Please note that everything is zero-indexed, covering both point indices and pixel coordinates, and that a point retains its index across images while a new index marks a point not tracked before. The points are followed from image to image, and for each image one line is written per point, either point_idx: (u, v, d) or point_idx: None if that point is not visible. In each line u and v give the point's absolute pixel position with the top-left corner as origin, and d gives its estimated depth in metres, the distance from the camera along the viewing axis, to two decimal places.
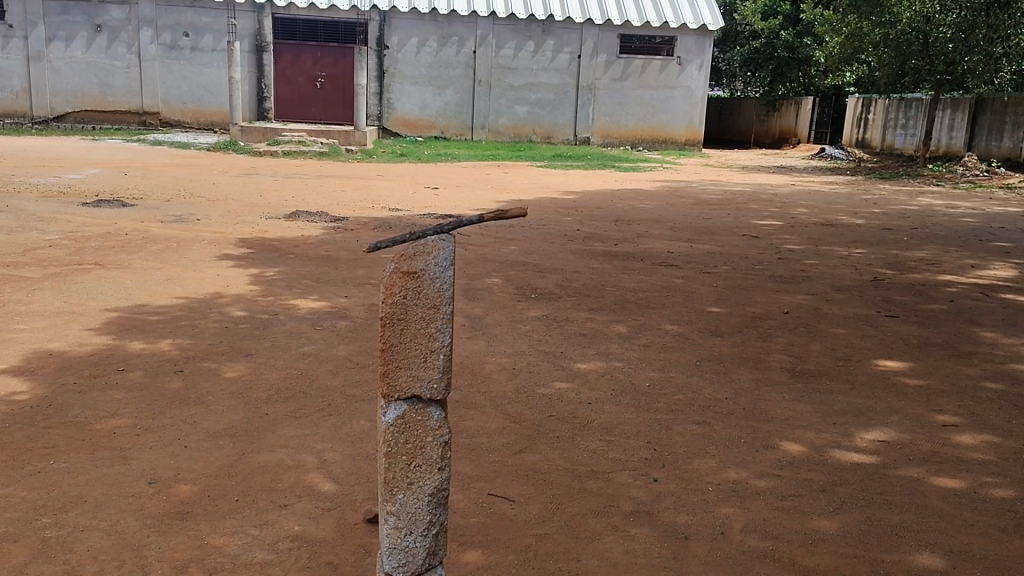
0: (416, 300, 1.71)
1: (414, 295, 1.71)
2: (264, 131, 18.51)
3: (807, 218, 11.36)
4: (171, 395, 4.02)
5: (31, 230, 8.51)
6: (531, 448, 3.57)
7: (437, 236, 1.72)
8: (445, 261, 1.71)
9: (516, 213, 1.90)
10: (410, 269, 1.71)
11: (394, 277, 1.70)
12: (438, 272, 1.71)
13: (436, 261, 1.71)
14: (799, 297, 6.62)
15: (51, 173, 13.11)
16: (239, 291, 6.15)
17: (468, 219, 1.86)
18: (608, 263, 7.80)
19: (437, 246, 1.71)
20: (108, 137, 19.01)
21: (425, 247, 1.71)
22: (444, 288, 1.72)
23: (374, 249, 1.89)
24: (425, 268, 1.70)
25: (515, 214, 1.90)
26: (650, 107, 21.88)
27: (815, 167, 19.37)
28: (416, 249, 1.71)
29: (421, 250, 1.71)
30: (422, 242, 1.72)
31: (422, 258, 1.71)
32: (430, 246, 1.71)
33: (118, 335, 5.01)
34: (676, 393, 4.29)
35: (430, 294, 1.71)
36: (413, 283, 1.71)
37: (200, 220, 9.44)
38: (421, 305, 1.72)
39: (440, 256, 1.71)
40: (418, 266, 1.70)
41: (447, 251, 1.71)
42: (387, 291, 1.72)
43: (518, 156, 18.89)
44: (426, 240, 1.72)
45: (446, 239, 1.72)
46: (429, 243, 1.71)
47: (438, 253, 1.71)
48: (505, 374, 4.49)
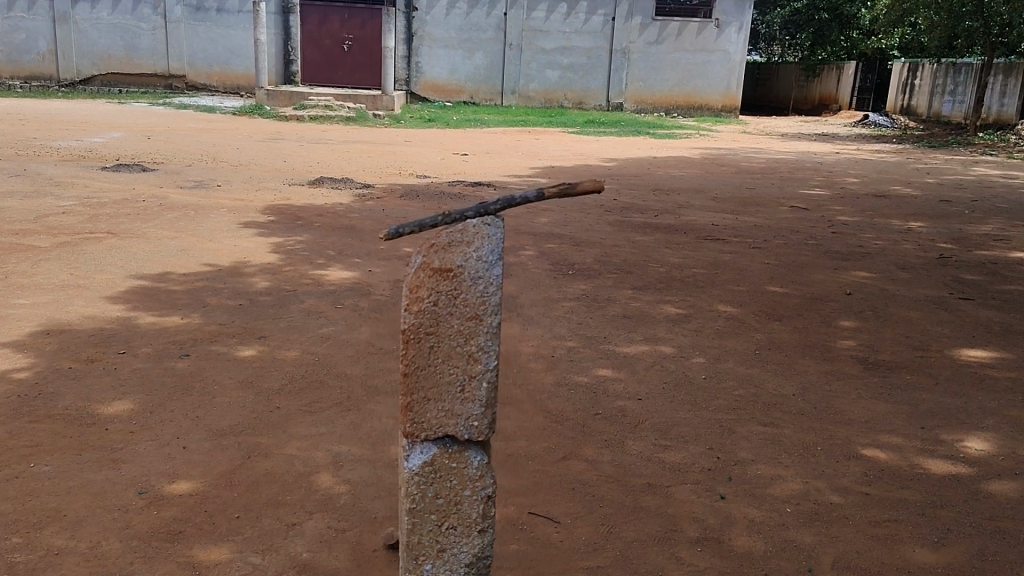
0: (451, 308, 1.32)
1: (457, 291, 1.31)
2: (291, 95, 18.19)
3: (858, 188, 10.71)
4: (176, 383, 3.61)
5: (45, 195, 8.18)
6: (576, 453, 3.12)
7: (480, 220, 1.32)
8: (493, 262, 1.31)
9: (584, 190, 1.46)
10: (443, 255, 1.30)
11: (423, 275, 1.31)
12: (485, 269, 1.31)
13: (484, 250, 1.31)
14: (860, 276, 6.07)
15: (72, 136, 12.82)
16: (259, 262, 5.75)
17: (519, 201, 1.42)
18: (649, 236, 7.30)
19: (487, 228, 1.32)
20: (134, 100, 18.76)
21: (467, 228, 1.32)
22: (489, 292, 1.32)
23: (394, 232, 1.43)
24: (468, 259, 1.30)
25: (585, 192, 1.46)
26: (686, 72, 20.96)
27: (859, 134, 18.63)
28: (456, 230, 1.31)
29: (465, 232, 1.31)
30: (460, 228, 1.31)
31: (468, 241, 1.31)
32: (477, 229, 1.31)
33: (124, 310, 4.62)
34: (737, 387, 3.83)
35: (470, 300, 1.31)
36: (452, 280, 1.30)
37: (219, 187, 9.04)
38: (461, 308, 1.31)
39: (493, 246, 1.31)
40: (464, 246, 1.30)
41: (498, 238, 1.32)
42: (411, 296, 1.32)
43: (548, 122, 18.34)
44: (466, 224, 1.31)
45: (490, 224, 1.32)
46: (472, 231, 1.31)
47: (485, 240, 1.31)
48: (543, 363, 4.05)
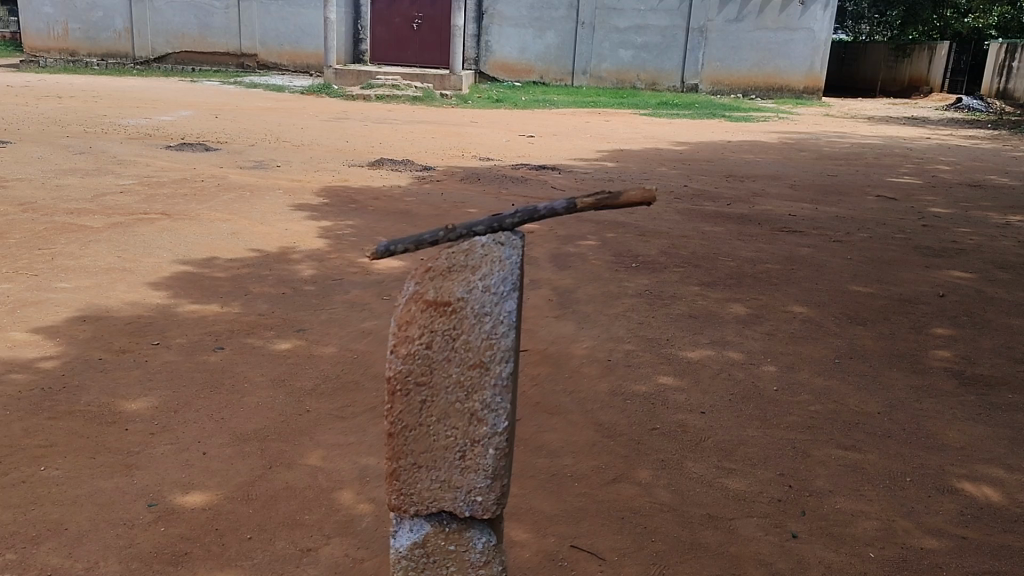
0: (449, 353, 1.28)
1: (457, 329, 1.27)
2: (359, 74, 18.11)
3: (949, 177, 10.03)
4: (205, 378, 3.40)
5: (106, 173, 8.17)
6: (628, 475, 2.80)
7: (491, 237, 1.30)
8: (501, 294, 1.26)
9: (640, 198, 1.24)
10: (443, 281, 1.28)
11: (415, 308, 1.28)
12: (492, 300, 1.26)
13: (491, 279, 1.27)
14: (953, 275, 5.57)
15: (142, 114, 12.93)
16: (308, 247, 5.55)
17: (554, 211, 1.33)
18: (720, 226, 6.88)
19: (505, 244, 1.29)
20: (206, 78, 18.93)
21: (475, 245, 1.30)
22: (494, 333, 1.27)
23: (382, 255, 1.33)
24: (472, 285, 1.27)
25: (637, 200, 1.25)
26: (764, 51, 20.00)
27: (949, 119, 17.61)
28: (462, 252, 1.29)
29: (472, 258, 1.29)
30: (464, 252, 1.29)
31: (474, 266, 1.28)
32: (488, 252, 1.29)
33: (165, 297, 4.46)
34: (813, 403, 3.44)
35: (473, 343, 1.27)
36: (450, 317, 1.27)
37: (279, 167, 8.94)
38: (462, 348, 1.27)
39: (503, 270, 1.27)
40: (470, 269, 1.28)
41: (512, 262, 1.28)
42: (401, 338, 1.29)
43: (619, 104, 17.83)
44: (474, 241, 1.30)
45: (499, 249, 1.29)
46: (479, 254, 1.29)
47: (495, 263, 1.28)
48: (597, 367, 3.73)
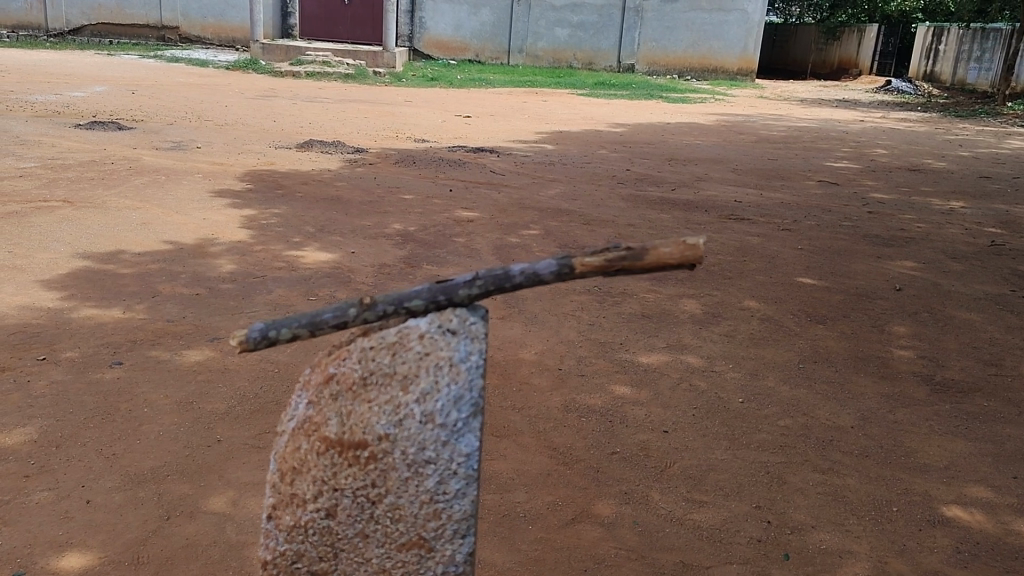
0: (367, 529, 1.21)
1: (376, 487, 1.18)
2: (287, 50, 17.30)
3: (888, 161, 9.95)
4: (97, 403, 2.94)
5: (6, 155, 7.47)
6: (588, 513, 2.48)
7: (431, 320, 1.14)
8: (455, 432, 1.14)
9: (685, 253, 1.09)
10: (358, 405, 1.17)
11: (313, 455, 1.21)
12: (434, 441, 1.14)
13: (430, 399, 1.13)
14: (905, 266, 5.38)
15: (51, 89, 12.02)
16: (227, 239, 5.05)
17: (543, 272, 1.15)
18: (667, 213, 6.59)
19: (464, 327, 1.13)
20: (124, 52, 17.87)
21: (408, 331, 1.15)
22: (432, 498, 1.17)
23: (250, 345, 1.15)
24: (404, 414, 1.14)
25: (674, 260, 1.10)
26: (702, 32, 19.84)
27: (881, 102, 17.75)
28: (389, 353, 1.15)
29: (403, 362, 1.14)
30: (379, 377, 1.16)
31: (409, 378, 1.14)
32: (429, 350, 1.13)
33: (59, 299, 3.94)
34: (783, 416, 3.15)
35: (403, 521, 1.19)
36: (366, 469, 1.18)
37: (199, 148, 8.33)
38: (384, 514, 1.19)
39: (456, 379, 1.12)
40: (397, 381, 1.15)
41: (467, 369, 1.13)
42: (291, 505, 1.25)
43: (557, 83, 17.46)
44: (406, 338, 1.15)
45: (435, 363, 1.12)
46: (415, 353, 1.13)
47: (443, 361, 1.12)
48: (548, 377, 3.38)
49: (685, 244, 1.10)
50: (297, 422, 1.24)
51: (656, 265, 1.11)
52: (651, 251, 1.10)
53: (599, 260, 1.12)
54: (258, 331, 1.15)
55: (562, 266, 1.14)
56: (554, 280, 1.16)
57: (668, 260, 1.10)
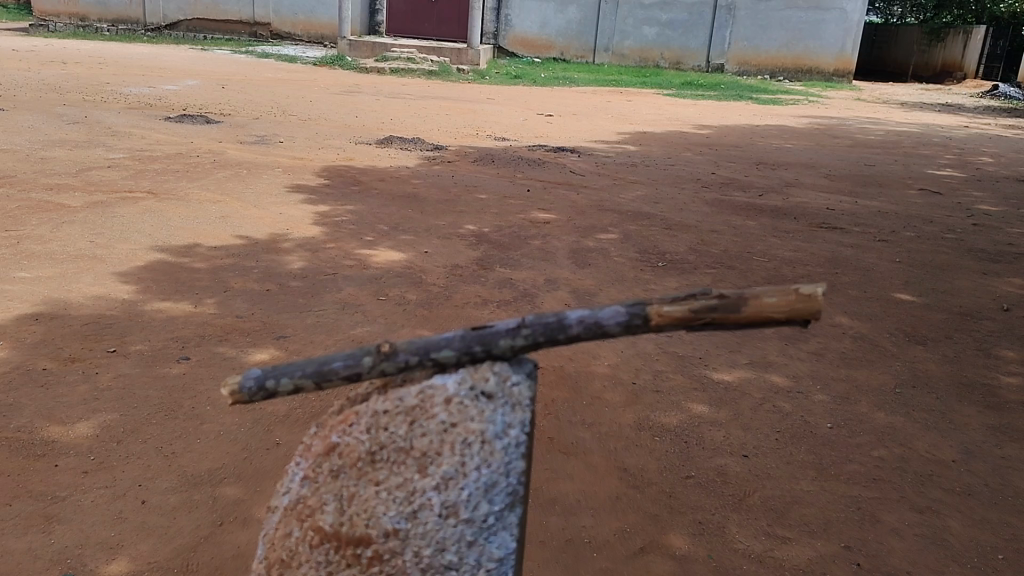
0: None
1: None
2: (374, 46, 17.44)
3: (995, 169, 9.37)
4: (162, 399, 2.91)
5: (97, 145, 7.66)
6: (658, 543, 2.30)
7: (455, 388, 1.14)
8: (484, 529, 1.15)
9: (790, 304, 1.09)
10: (363, 486, 1.18)
11: (312, 541, 1.20)
12: (457, 540, 1.14)
13: (453, 485, 1.13)
14: (1014, 284, 4.99)
15: (146, 82, 12.37)
16: (301, 235, 5.03)
17: (608, 321, 1.14)
18: (753, 220, 6.31)
19: (502, 388, 1.15)
20: (217, 47, 18.34)
21: (432, 393, 1.15)
22: None
23: (246, 394, 1.14)
24: (420, 504, 1.14)
25: (779, 312, 1.09)
26: (796, 31, 19.21)
27: (985, 106, 16.85)
28: (408, 421, 1.16)
29: (424, 435, 1.15)
30: (393, 461, 1.17)
31: (429, 458, 1.15)
32: (457, 418, 1.13)
33: (134, 291, 3.96)
34: (876, 446, 2.90)
35: None
36: (371, 567, 1.17)
37: (281, 143, 8.41)
38: None
39: (488, 461, 1.14)
40: (413, 460, 1.15)
41: (499, 457, 1.14)
42: None
43: (642, 83, 17.14)
44: (424, 415, 1.15)
45: (464, 453, 1.14)
46: (438, 427, 1.14)
47: (471, 436, 1.14)
48: (620, 391, 3.20)
49: (794, 294, 1.09)
50: (290, 499, 1.25)
51: (758, 315, 1.10)
52: (750, 300, 1.09)
53: (679, 310, 1.12)
54: (254, 381, 1.15)
55: (637, 315, 1.13)
56: (618, 332, 1.14)
57: (769, 310, 1.09)
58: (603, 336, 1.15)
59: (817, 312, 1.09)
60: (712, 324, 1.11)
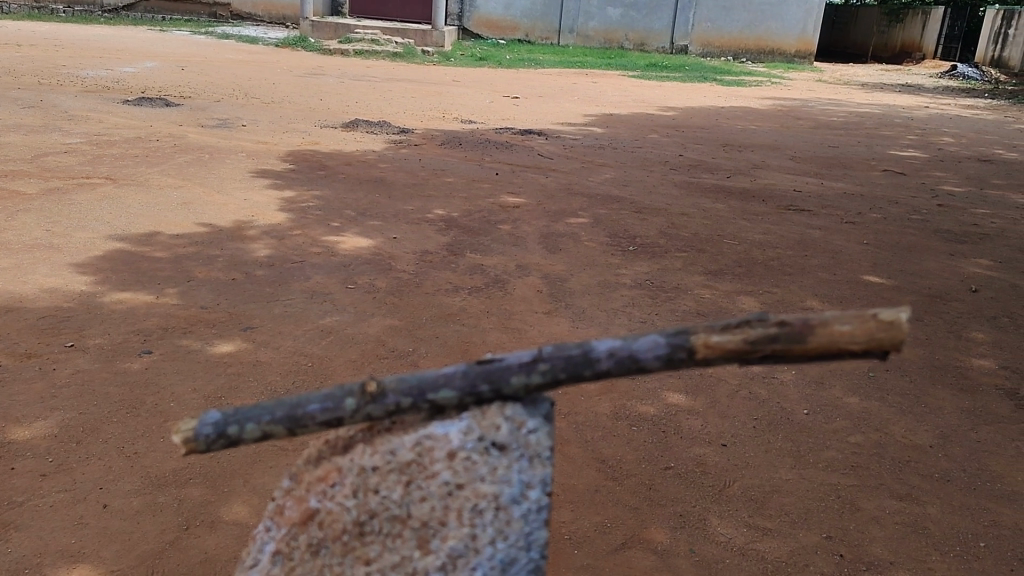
0: None
1: None
2: (337, 27, 17.17)
3: (956, 150, 9.48)
4: (123, 395, 2.80)
5: (53, 130, 7.44)
6: (639, 538, 2.26)
7: (459, 441, 1.02)
8: None
9: (868, 332, 0.93)
10: (352, 565, 1.06)
11: None
12: None
13: (463, 565, 1.03)
14: (980, 265, 5.03)
15: (102, 65, 12.07)
16: (266, 222, 4.91)
17: (646, 355, 1.00)
18: (723, 202, 6.30)
19: (516, 437, 1.03)
20: (176, 28, 17.93)
21: (431, 447, 1.03)
22: None
23: (202, 445, 1.03)
24: None
25: (860, 345, 0.93)
26: (760, 12, 19.25)
27: (945, 87, 17.04)
28: (406, 481, 1.04)
29: (425, 497, 1.04)
30: (391, 527, 1.05)
31: (430, 529, 1.04)
32: (464, 479, 1.02)
33: (93, 282, 3.83)
34: (854, 432, 2.89)
35: None
36: None
37: (243, 126, 8.23)
38: None
39: (504, 530, 1.03)
40: (412, 531, 1.04)
41: (514, 521, 1.03)
42: None
43: (608, 64, 17.06)
44: (426, 474, 1.03)
45: (475, 525, 1.03)
46: (443, 488, 1.03)
47: (481, 499, 1.02)
48: (596, 380, 3.16)
49: (873, 321, 0.93)
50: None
51: (827, 347, 0.95)
52: (820, 327, 0.94)
53: (731, 339, 0.97)
54: (213, 427, 1.04)
55: (677, 345, 0.99)
56: (657, 365, 1.00)
57: (845, 341, 0.93)
58: (639, 371, 1.01)
59: (902, 342, 0.93)
60: (772, 355, 0.96)
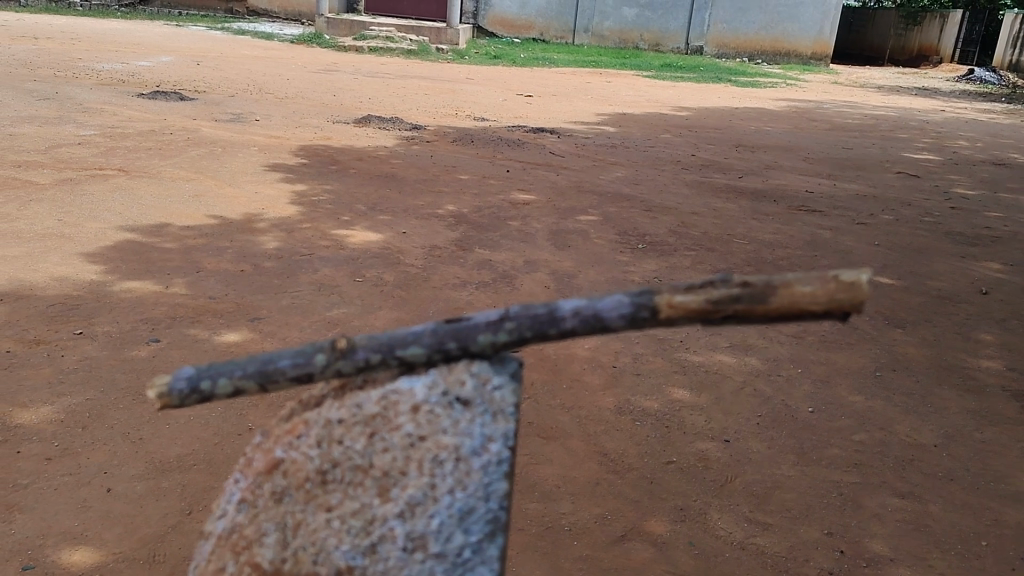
0: None
1: None
2: (352, 24, 17.24)
3: (971, 153, 9.43)
4: (129, 383, 2.83)
5: (68, 122, 7.50)
6: (638, 531, 2.26)
7: (425, 392, 0.89)
8: (459, 567, 0.88)
9: (826, 294, 0.80)
10: (313, 513, 0.93)
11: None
12: None
13: (422, 515, 0.88)
14: (992, 268, 4.99)
15: (119, 59, 12.16)
16: (276, 215, 4.94)
17: (611, 314, 0.88)
18: (733, 202, 6.28)
19: (482, 393, 0.89)
20: (193, 23, 18.04)
21: (396, 398, 0.91)
22: None
23: (175, 398, 0.94)
24: (380, 537, 0.89)
25: (821, 304, 0.80)
26: (776, 14, 19.25)
27: (962, 91, 16.93)
28: (366, 434, 0.91)
29: (386, 450, 0.90)
30: (350, 484, 0.92)
31: (391, 479, 0.90)
32: (428, 429, 0.89)
33: (103, 271, 3.86)
34: (858, 430, 2.88)
35: None
36: None
37: (257, 121, 8.27)
38: None
39: (465, 482, 0.88)
40: (373, 481, 0.90)
41: (480, 480, 0.88)
42: None
43: (622, 64, 17.04)
44: (389, 427, 0.90)
45: (439, 478, 0.88)
46: (406, 441, 0.89)
47: (444, 452, 0.88)
48: (601, 376, 3.15)
49: (833, 281, 0.81)
50: (226, 526, 0.99)
51: (786, 309, 0.82)
52: (781, 288, 0.82)
53: (694, 299, 0.84)
54: (186, 381, 0.94)
55: (639, 305, 0.87)
56: (622, 326, 0.88)
57: (805, 302, 0.81)
58: (604, 333, 0.89)
59: (863, 304, 0.80)
60: (734, 317, 0.84)
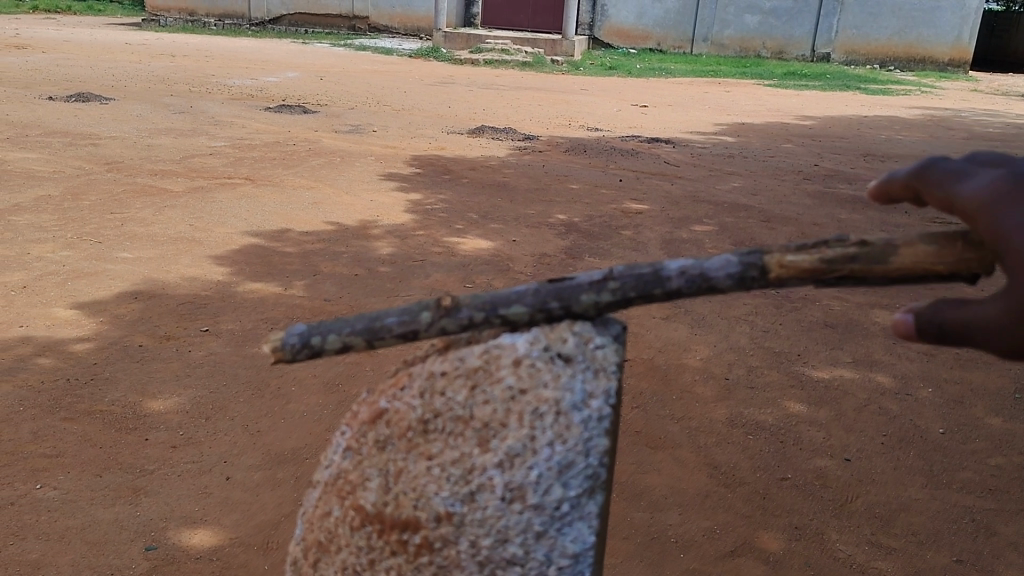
0: None
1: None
2: (468, 38, 17.51)
3: None
4: (250, 377, 2.94)
5: (201, 134, 7.90)
6: (749, 546, 2.18)
7: (526, 345, 0.92)
8: (557, 521, 0.93)
9: (954, 254, 0.78)
10: (414, 461, 0.98)
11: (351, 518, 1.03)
12: (524, 531, 0.93)
13: (521, 465, 0.92)
14: None
15: (248, 75, 12.75)
16: (391, 222, 5.05)
17: (717, 272, 0.87)
18: (859, 213, 6.01)
19: (584, 350, 0.92)
20: (318, 40, 18.75)
21: (498, 353, 0.94)
22: None
23: (288, 353, 0.99)
24: (478, 485, 0.94)
25: (942, 264, 0.78)
26: (910, 18, 18.30)
27: None
28: (469, 385, 0.95)
29: (487, 402, 0.94)
30: (451, 432, 0.96)
31: (491, 431, 0.93)
32: (528, 382, 0.92)
33: (228, 273, 4.04)
34: (993, 454, 2.68)
35: None
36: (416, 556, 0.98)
37: (375, 132, 8.49)
38: None
39: (565, 437, 0.91)
40: (474, 432, 0.94)
41: (577, 434, 0.92)
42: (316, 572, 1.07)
43: (741, 74, 16.65)
44: (490, 377, 0.94)
45: (538, 428, 0.92)
46: (508, 393, 0.93)
47: (545, 406, 0.91)
48: (713, 387, 3.06)
49: (955, 242, 0.79)
50: (332, 472, 1.07)
51: (904, 271, 0.80)
52: (901, 247, 0.80)
53: (806, 259, 0.84)
54: (298, 337, 1.00)
55: (745, 263, 0.86)
56: (729, 285, 0.87)
57: (929, 261, 0.79)
58: (711, 291, 0.88)
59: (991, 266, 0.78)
60: (848, 277, 0.83)
